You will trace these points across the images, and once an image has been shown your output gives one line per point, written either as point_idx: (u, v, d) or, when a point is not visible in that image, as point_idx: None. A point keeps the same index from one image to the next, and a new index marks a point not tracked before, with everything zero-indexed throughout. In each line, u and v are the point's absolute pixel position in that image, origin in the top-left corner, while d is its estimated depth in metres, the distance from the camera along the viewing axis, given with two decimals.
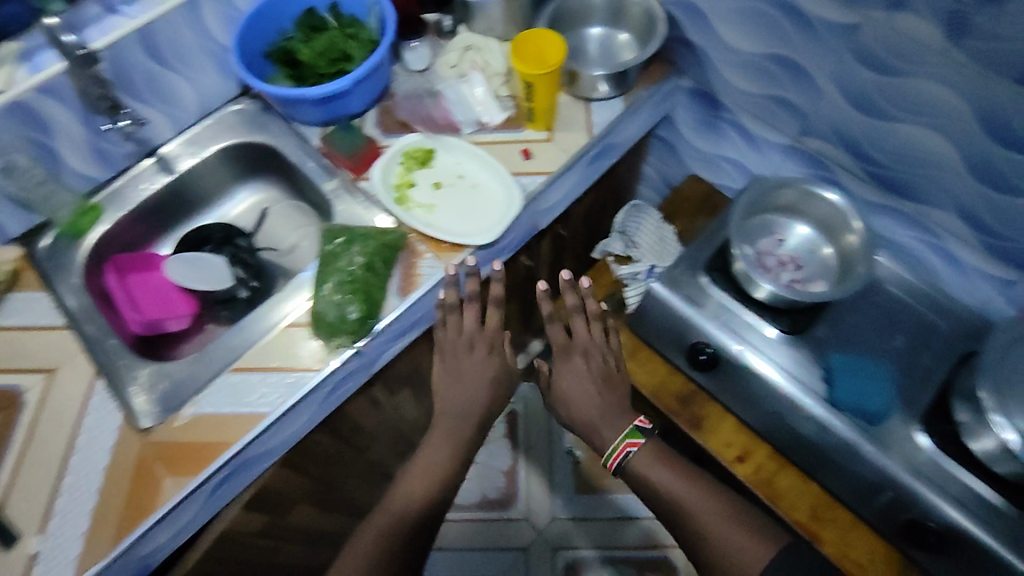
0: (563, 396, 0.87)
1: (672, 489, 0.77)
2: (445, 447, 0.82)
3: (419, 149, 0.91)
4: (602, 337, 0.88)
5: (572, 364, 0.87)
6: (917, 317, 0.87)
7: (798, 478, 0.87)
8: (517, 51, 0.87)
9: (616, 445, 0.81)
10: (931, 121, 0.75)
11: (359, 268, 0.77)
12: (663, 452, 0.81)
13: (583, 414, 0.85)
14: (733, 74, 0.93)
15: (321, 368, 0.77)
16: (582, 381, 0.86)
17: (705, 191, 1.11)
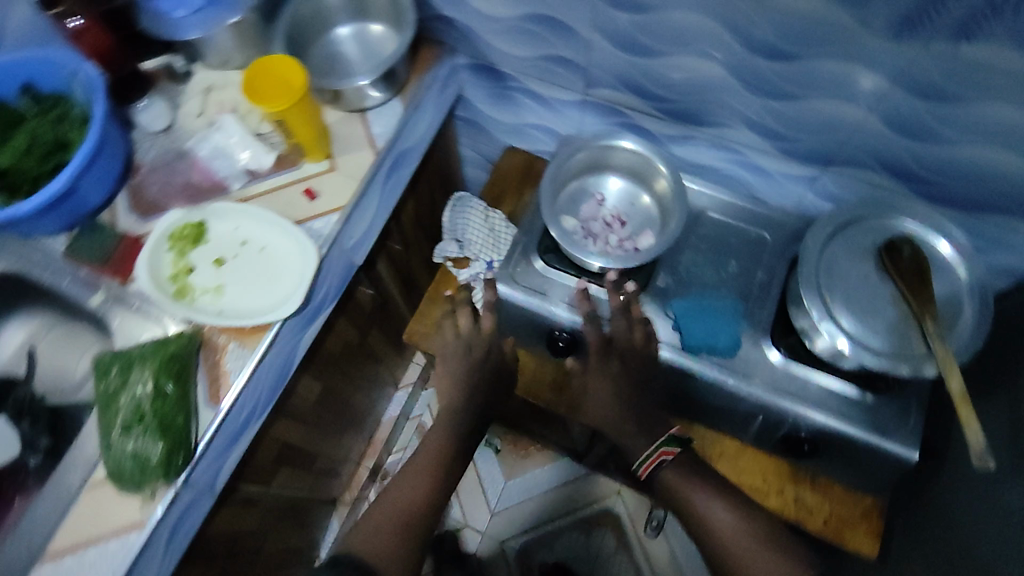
0: (592, 393, 0.82)
1: (703, 508, 0.72)
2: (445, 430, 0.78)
3: (184, 225, 0.78)
4: (644, 341, 0.80)
5: (606, 367, 0.81)
6: (743, 236, 0.88)
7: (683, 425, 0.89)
8: (252, 87, 0.72)
9: (648, 452, 0.76)
10: (699, 50, 0.72)
11: (148, 398, 0.66)
12: (698, 467, 0.76)
13: (608, 415, 0.80)
14: (501, 43, 0.85)
15: (147, 519, 0.66)
16: (607, 385, 0.81)
17: (523, 161, 1.04)
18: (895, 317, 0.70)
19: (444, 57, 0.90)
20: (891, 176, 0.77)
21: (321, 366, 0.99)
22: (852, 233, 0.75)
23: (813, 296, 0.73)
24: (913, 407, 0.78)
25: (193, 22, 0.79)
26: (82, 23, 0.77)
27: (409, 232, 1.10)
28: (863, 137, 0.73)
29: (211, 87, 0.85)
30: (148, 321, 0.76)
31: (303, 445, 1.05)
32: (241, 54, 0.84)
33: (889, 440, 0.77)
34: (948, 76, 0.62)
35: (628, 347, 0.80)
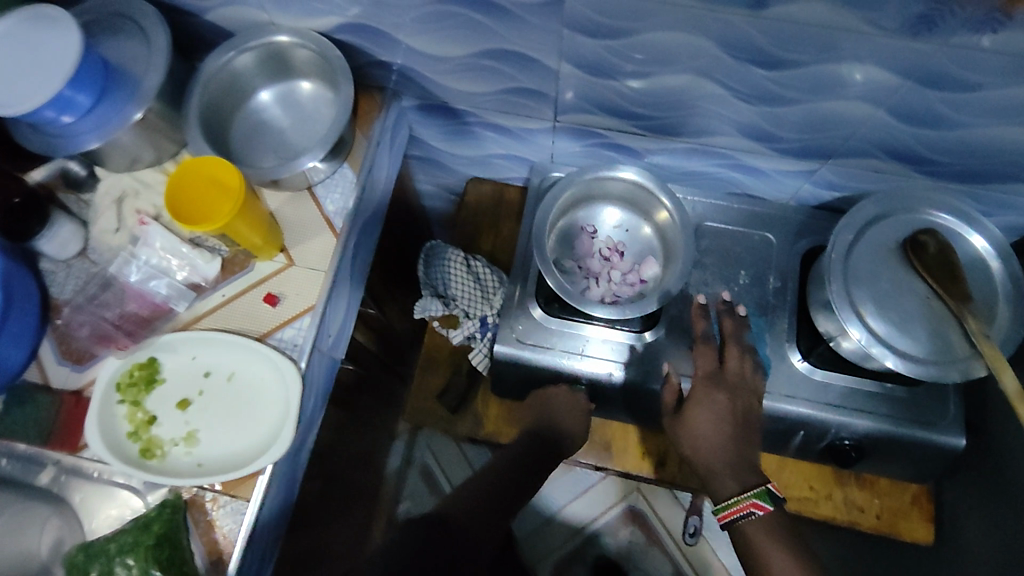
0: (691, 428, 0.68)
1: (780, 573, 0.61)
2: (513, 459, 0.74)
3: (135, 369, 0.66)
4: (751, 377, 0.71)
5: (711, 394, 0.69)
6: (747, 241, 0.82)
7: None
8: (177, 207, 0.59)
9: (739, 500, 0.64)
10: (684, 65, 0.64)
11: None
12: (791, 538, 0.63)
13: (716, 454, 0.66)
14: (453, 82, 0.75)
15: None
16: (718, 423, 0.67)
17: (492, 190, 0.95)
18: (932, 317, 0.66)
19: (388, 102, 0.78)
20: (897, 160, 0.72)
21: (319, 462, 0.91)
22: (873, 232, 0.70)
23: (846, 306, 0.67)
24: (951, 391, 0.76)
25: (85, 127, 0.65)
26: None
27: (380, 290, 1.00)
28: (871, 131, 0.68)
29: (124, 195, 0.72)
30: (116, 489, 0.65)
31: (316, 545, 0.97)
32: (151, 149, 0.70)
33: (937, 430, 0.74)
34: (961, 66, 0.57)
35: (741, 378, 0.71)
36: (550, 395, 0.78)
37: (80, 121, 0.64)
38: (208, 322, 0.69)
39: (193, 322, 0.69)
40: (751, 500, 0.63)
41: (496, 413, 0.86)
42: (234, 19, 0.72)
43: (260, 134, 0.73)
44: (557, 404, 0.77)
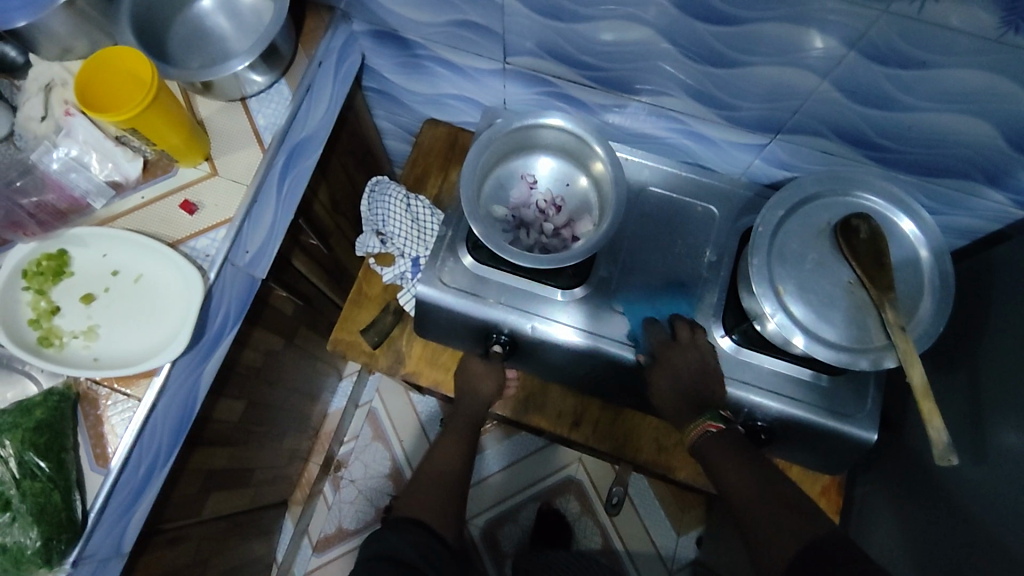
0: (660, 394, 0.73)
1: (736, 485, 0.63)
2: (459, 435, 0.80)
3: (42, 259, 0.65)
4: (709, 345, 0.73)
5: (672, 356, 0.72)
6: (693, 210, 0.79)
7: (636, 414, 0.83)
8: (91, 93, 0.59)
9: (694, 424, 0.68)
10: (631, 13, 0.62)
11: (39, 472, 0.57)
12: (745, 451, 0.65)
13: (681, 409, 0.72)
14: (402, 8, 0.72)
15: None
16: (681, 378, 0.71)
17: (447, 133, 0.93)
18: (853, 303, 0.64)
19: (336, 23, 0.76)
20: (847, 144, 0.70)
21: (242, 384, 0.87)
22: (810, 210, 0.67)
23: (765, 285, 0.64)
24: (871, 384, 0.72)
25: (14, 6, 0.63)
26: None
27: (329, 222, 0.98)
28: (817, 105, 0.66)
29: (53, 84, 0.70)
30: (11, 375, 0.65)
31: (238, 463, 0.94)
32: (84, 40, 0.69)
33: (849, 423, 0.71)
34: (906, 39, 0.54)
35: (695, 345, 0.72)
36: (468, 360, 0.83)
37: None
38: (124, 222, 0.69)
39: (110, 219, 0.70)
40: (703, 422, 0.67)
41: (419, 353, 0.86)
42: None
43: (198, 37, 0.72)
44: (472, 370, 0.82)
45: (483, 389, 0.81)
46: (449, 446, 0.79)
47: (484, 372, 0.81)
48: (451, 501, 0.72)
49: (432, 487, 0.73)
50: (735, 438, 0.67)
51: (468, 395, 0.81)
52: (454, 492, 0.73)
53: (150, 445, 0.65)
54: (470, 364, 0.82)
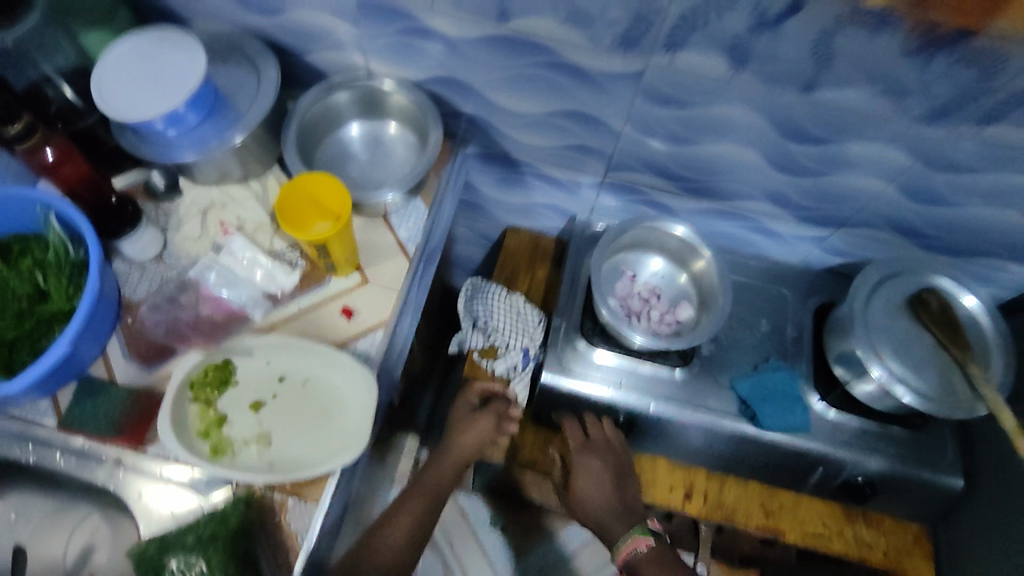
0: (577, 496, 0.80)
1: None
2: (419, 500, 0.72)
3: (207, 369, 0.68)
4: (614, 435, 0.84)
5: (589, 462, 0.81)
6: (768, 294, 0.91)
7: (646, 459, 0.90)
8: (285, 215, 0.66)
9: (624, 541, 0.77)
10: (735, 137, 0.74)
11: None
12: (674, 562, 0.75)
13: (610, 510, 0.79)
14: (520, 134, 0.83)
15: None
16: (600, 484, 0.80)
17: (529, 237, 1.03)
18: (938, 364, 0.75)
19: (456, 148, 0.86)
20: (899, 233, 0.84)
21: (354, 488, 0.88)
22: (885, 289, 0.79)
23: (868, 350, 0.76)
24: (946, 434, 0.84)
25: (186, 141, 0.71)
26: (55, 153, 0.65)
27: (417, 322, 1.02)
28: (879, 206, 0.80)
29: (211, 206, 0.76)
30: (173, 488, 0.65)
31: None
32: (239, 165, 0.74)
33: (938, 471, 0.81)
34: (965, 154, 0.69)
35: (607, 444, 0.83)
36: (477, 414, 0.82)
37: (182, 134, 0.70)
38: (284, 329, 0.72)
39: (269, 328, 0.72)
40: (634, 538, 0.76)
41: (530, 442, 0.90)
42: (329, 63, 0.78)
43: (342, 159, 0.80)
44: (472, 424, 0.81)
45: (472, 431, 0.80)
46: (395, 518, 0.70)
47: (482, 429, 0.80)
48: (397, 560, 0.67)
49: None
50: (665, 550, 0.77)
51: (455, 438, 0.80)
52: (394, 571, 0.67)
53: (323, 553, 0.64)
54: (453, 411, 0.84)
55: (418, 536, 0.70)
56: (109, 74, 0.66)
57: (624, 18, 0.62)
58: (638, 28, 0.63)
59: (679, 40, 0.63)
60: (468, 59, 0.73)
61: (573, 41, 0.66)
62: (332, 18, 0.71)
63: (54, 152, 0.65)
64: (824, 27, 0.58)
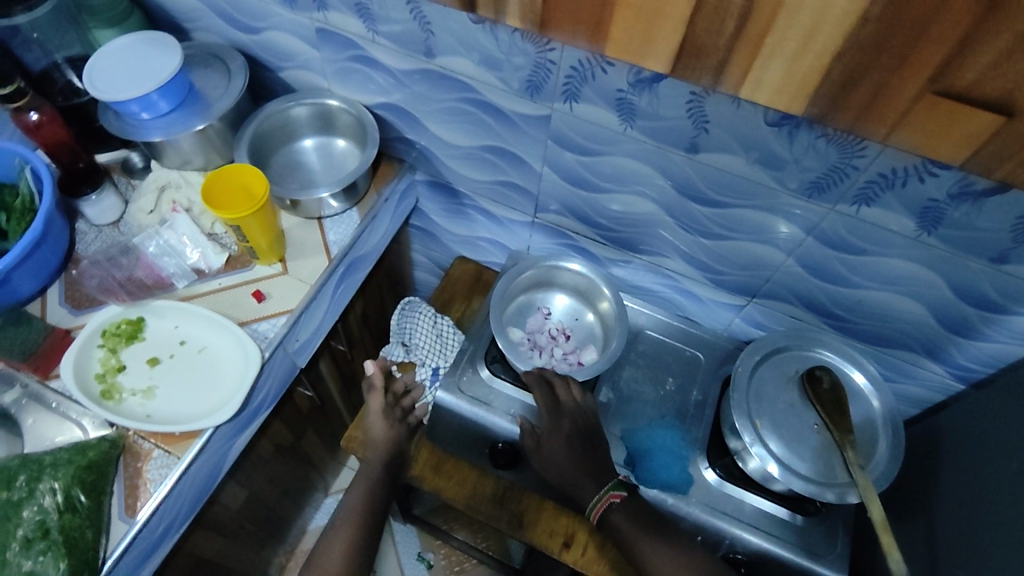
0: (544, 454, 0.79)
1: (655, 557, 0.72)
2: (359, 508, 0.76)
3: (122, 321, 0.76)
4: (584, 398, 0.82)
5: (557, 425, 0.79)
6: (681, 356, 0.92)
7: (537, 502, 0.89)
8: (211, 198, 0.74)
9: (597, 499, 0.76)
10: (640, 190, 0.79)
11: (78, 508, 0.62)
12: (644, 513, 0.75)
13: (576, 468, 0.78)
14: (458, 166, 0.91)
15: None
16: (569, 443, 0.79)
17: (473, 269, 1.08)
18: (820, 443, 0.74)
19: (403, 172, 0.95)
20: (810, 311, 0.85)
21: (249, 471, 0.92)
22: (779, 360, 0.80)
23: (744, 418, 0.75)
24: (839, 530, 0.80)
25: (157, 125, 0.81)
26: (40, 117, 0.76)
27: (357, 332, 1.08)
28: (785, 277, 0.82)
29: (167, 186, 0.85)
30: (63, 421, 0.71)
31: (223, 560, 0.94)
32: (201, 156, 0.86)
33: (820, 562, 0.77)
34: (852, 233, 0.70)
35: (577, 404, 0.81)
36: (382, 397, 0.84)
37: (155, 119, 0.81)
38: (199, 302, 0.80)
39: (187, 298, 0.80)
40: (608, 493, 0.75)
41: (425, 459, 0.92)
42: (299, 81, 0.90)
43: (295, 165, 0.90)
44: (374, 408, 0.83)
45: (386, 439, 0.82)
46: (344, 521, 0.75)
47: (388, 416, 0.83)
48: (350, 560, 0.72)
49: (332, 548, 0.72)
50: (638, 502, 0.77)
51: (375, 449, 0.81)
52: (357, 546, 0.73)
53: (169, 510, 0.69)
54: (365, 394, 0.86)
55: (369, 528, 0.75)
56: (102, 62, 0.78)
57: (526, 64, 0.70)
58: (539, 75, 0.70)
59: (574, 90, 0.70)
60: (409, 90, 0.82)
61: (490, 82, 0.75)
62: (299, 42, 0.83)
63: (39, 116, 0.76)
64: (693, 91, 0.63)
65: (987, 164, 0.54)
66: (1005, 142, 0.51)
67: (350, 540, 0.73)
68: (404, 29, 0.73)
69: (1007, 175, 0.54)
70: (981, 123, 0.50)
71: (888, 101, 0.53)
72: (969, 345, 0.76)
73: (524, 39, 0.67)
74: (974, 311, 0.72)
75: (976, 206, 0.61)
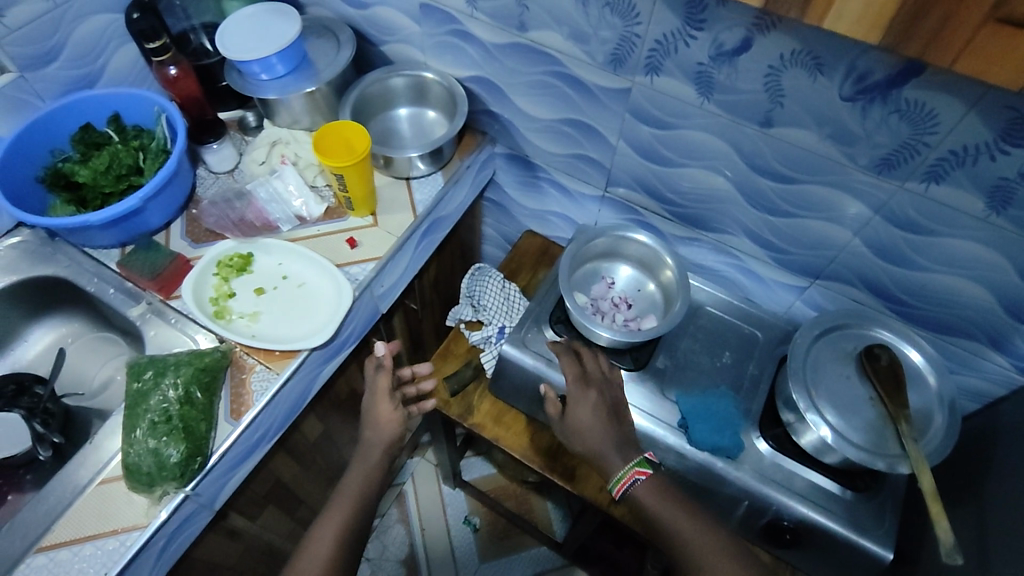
0: (575, 426, 0.80)
1: (680, 529, 0.74)
2: (355, 493, 0.77)
3: (234, 254, 0.85)
4: (609, 373, 0.87)
5: (585, 393, 0.82)
6: (740, 332, 0.95)
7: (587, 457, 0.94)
8: (320, 148, 0.83)
9: (623, 473, 0.77)
10: (710, 165, 0.84)
11: (191, 402, 0.71)
12: (669, 492, 0.77)
13: (604, 441, 0.79)
14: (537, 139, 0.98)
15: (151, 522, 0.68)
16: (598, 417, 0.80)
17: (541, 244, 1.15)
18: (874, 417, 0.76)
19: (485, 144, 1.02)
20: (872, 295, 0.87)
21: (326, 408, 1.00)
22: (835, 337, 0.82)
23: (799, 387, 0.78)
24: (889, 508, 0.81)
25: (271, 85, 0.91)
26: (177, 71, 0.88)
27: (428, 294, 1.16)
28: (849, 257, 0.84)
29: (278, 141, 0.95)
30: (183, 336, 0.81)
31: (298, 489, 1.03)
32: (310, 117, 0.96)
33: (867, 536, 0.79)
34: (920, 212, 0.73)
35: (602, 377, 0.85)
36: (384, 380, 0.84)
37: (271, 80, 0.91)
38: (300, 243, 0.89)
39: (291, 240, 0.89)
40: (633, 469, 0.77)
41: (486, 410, 0.98)
42: (399, 54, 0.99)
43: (390, 131, 0.99)
44: (378, 391, 0.84)
45: (389, 423, 0.82)
46: (340, 505, 0.76)
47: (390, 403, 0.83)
48: (342, 544, 0.72)
49: (328, 527, 0.73)
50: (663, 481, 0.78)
51: (374, 430, 0.82)
52: (351, 528, 0.74)
53: (265, 421, 0.77)
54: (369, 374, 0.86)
55: (365, 511, 0.77)
56: (230, 28, 0.89)
57: (612, 38, 0.76)
58: (623, 49, 0.76)
59: (656, 63, 0.76)
60: (500, 63, 0.90)
61: (576, 56, 0.81)
62: (404, 18, 0.92)
63: (176, 70, 0.88)
64: (771, 65, 0.68)
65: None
66: None
67: (345, 522, 0.74)
68: (502, 4, 0.81)
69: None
70: None
71: (953, 29, 0.44)
72: None
73: (613, 13, 0.73)
74: None
75: None
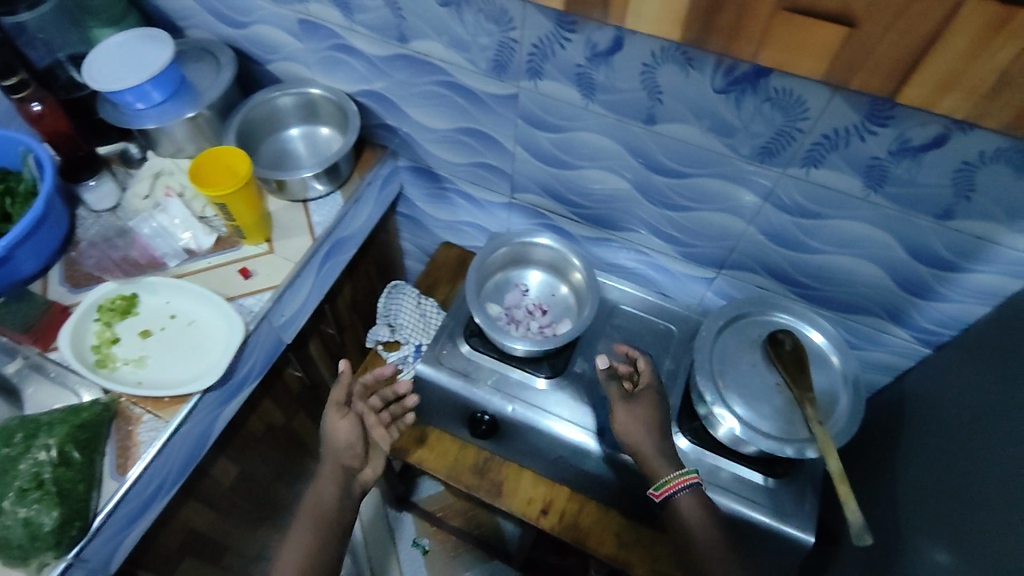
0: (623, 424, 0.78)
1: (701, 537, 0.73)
2: (324, 508, 0.74)
3: (116, 298, 0.80)
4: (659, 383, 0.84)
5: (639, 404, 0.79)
6: (656, 328, 0.95)
7: (513, 469, 0.93)
8: (198, 178, 0.78)
9: (678, 474, 0.76)
10: (605, 164, 0.83)
11: (68, 463, 0.66)
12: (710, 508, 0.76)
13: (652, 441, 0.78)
14: (437, 150, 0.96)
15: None
16: (647, 422, 0.79)
17: (459, 254, 1.12)
18: (783, 402, 0.76)
19: (385, 158, 0.99)
20: (777, 281, 0.87)
21: (239, 448, 0.95)
22: (742, 325, 0.83)
23: (707, 379, 0.78)
24: (808, 489, 0.81)
25: (149, 114, 0.86)
26: (42, 108, 0.83)
27: (346, 316, 1.12)
28: (749, 246, 0.84)
29: (161, 172, 0.91)
30: (63, 389, 0.75)
31: (219, 535, 0.98)
32: (194, 144, 0.91)
33: (787, 521, 0.79)
34: (806, 197, 0.73)
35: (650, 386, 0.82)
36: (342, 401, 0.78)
37: (148, 108, 0.86)
38: (189, 279, 0.84)
39: (178, 276, 0.85)
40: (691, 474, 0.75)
41: (408, 432, 0.95)
42: (286, 73, 0.96)
43: (283, 153, 0.95)
44: (334, 416, 0.77)
45: (348, 442, 0.76)
46: (304, 522, 0.74)
47: (348, 425, 0.77)
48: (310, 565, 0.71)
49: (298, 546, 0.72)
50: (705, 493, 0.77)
51: (332, 448, 0.76)
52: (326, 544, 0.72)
53: (157, 473, 0.72)
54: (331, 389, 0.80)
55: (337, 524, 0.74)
56: (98, 57, 0.83)
57: (491, 45, 0.74)
58: (504, 54, 0.75)
59: (537, 67, 0.74)
60: (387, 76, 0.87)
61: (460, 64, 0.79)
62: (284, 35, 0.89)
63: (40, 107, 0.82)
64: (645, 63, 0.67)
65: (844, 78, 0.55)
66: (860, 48, 0.52)
67: (309, 541, 0.72)
68: (378, 15, 0.78)
69: (866, 87, 0.55)
70: (830, 36, 0.52)
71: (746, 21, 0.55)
72: (929, 306, 0.78)
73: (486, 20, 0.72)
74: (930, 271, 0.74)
75: (916, 161, 0.63)
